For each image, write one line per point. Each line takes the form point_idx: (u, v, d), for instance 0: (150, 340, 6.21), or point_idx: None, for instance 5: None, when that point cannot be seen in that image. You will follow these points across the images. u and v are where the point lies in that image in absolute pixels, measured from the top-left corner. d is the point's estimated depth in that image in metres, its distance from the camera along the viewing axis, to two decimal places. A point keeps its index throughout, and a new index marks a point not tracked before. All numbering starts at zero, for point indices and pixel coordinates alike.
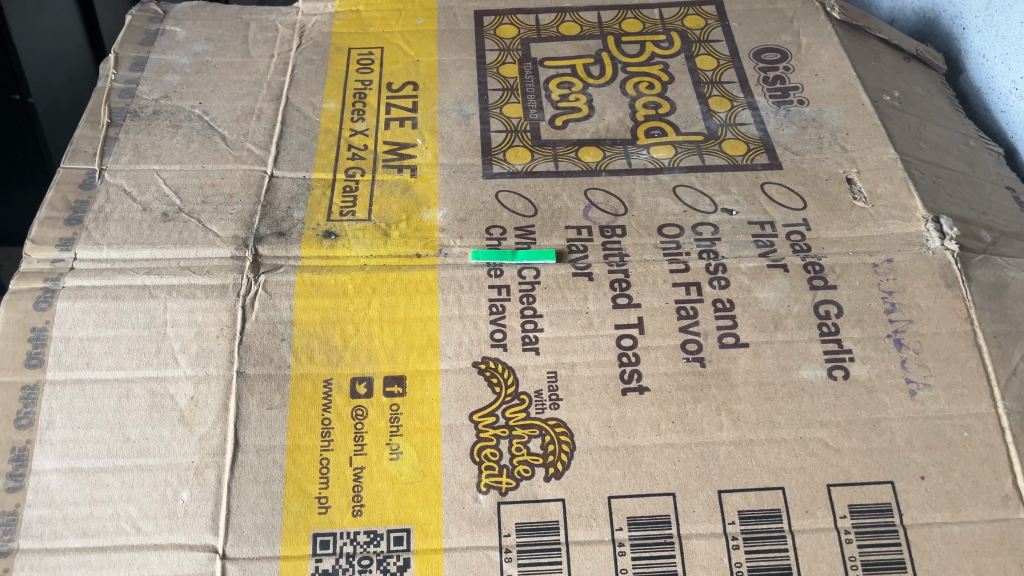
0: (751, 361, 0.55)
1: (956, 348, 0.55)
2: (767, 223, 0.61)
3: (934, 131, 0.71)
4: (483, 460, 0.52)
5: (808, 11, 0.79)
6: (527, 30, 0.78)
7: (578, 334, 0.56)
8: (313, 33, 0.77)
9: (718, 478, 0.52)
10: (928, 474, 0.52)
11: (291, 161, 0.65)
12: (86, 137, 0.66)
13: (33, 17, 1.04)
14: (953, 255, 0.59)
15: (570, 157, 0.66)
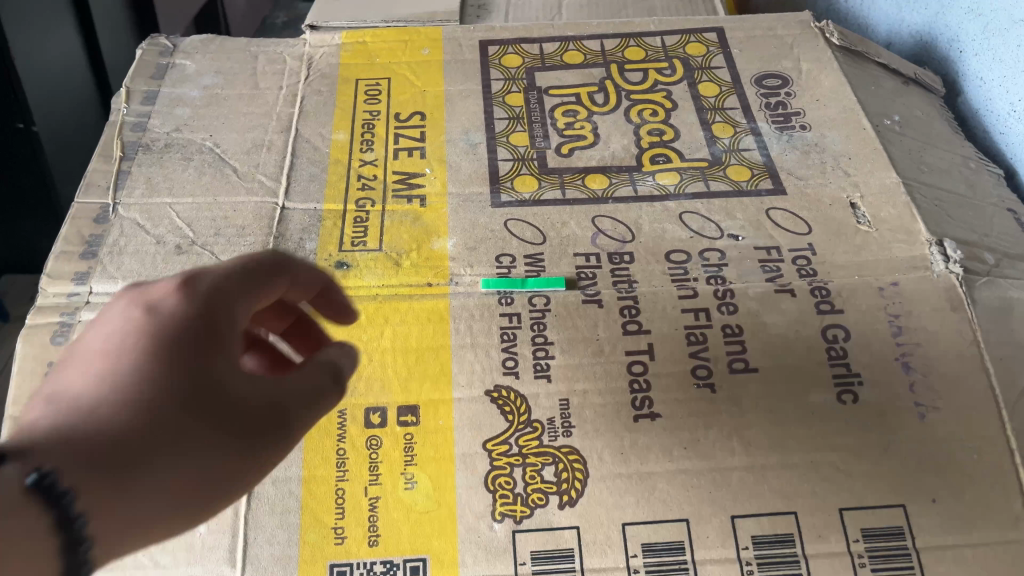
0: (761, 386, 0.56)
1: (964, 370, 0.56)
2: (773, 248, 0.62)
3: (935, 155, 0.72)
4: (498, 489, 0.53)
5: (807, 37, 0.80)
6: (531, 59, 0.79)
7: (589, 360, 0.57)
8: (320, 65, 0.78)
9: (731, 504, 0.52)
10: (939, 497, 0.52)
11: (302, 193, 0.66)
12: (100, 171, 0.67)
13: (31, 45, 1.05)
14: (957, 278, 0.60)
15: (577, 185, 0.67)
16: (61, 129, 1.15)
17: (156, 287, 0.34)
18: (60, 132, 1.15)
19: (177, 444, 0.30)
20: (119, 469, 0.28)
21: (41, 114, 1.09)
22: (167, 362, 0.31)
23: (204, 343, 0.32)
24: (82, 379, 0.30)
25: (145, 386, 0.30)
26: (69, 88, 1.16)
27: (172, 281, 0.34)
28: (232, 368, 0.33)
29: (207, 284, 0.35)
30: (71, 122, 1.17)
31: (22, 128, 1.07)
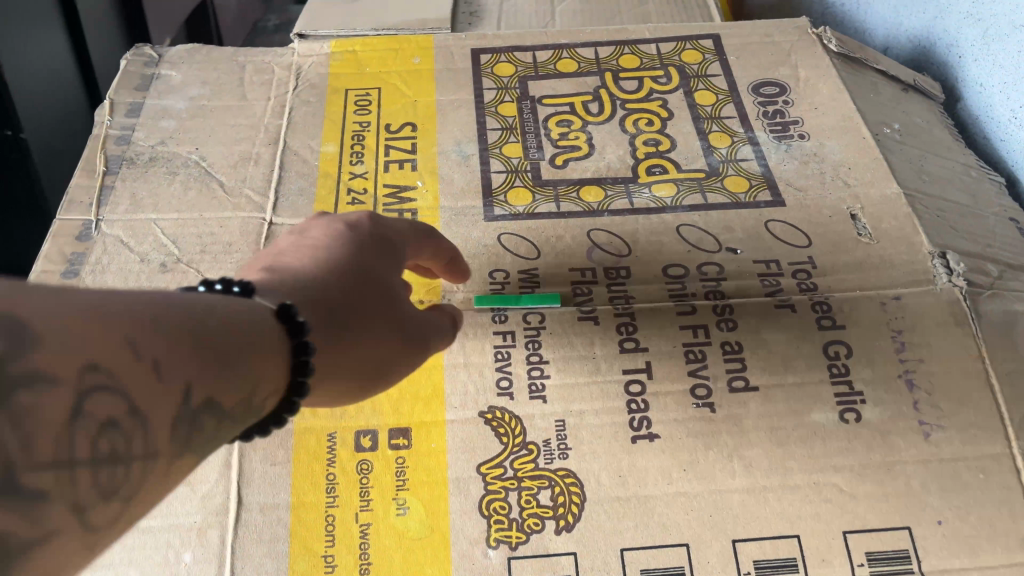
0: (761, 405, 0.55)
1: (969, 387, 0.55)
2: (773, 262, 0.61)
3: (936, 163, 0.71)
4: (493, 514, 0.51)
5: (804, 44, 0.79)
6: (524, 68, 0.77)
7: (585, 380, 0.55)
8: (309, 74, 0.76)
9: (732, 527, 0.51)
10: (945, 519, 0.51)
11: (290, 208, 0.64)
12: (83, 186, 0.66)
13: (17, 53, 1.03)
14: (961, 291, 0.58)
15: (572, 197, 0.66)
16: (49, 139, 1.12)
17: (353, 216, 0.50)
18: (49, 140, 1.13)
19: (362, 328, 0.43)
20: (355, 333, 0.42)
21: (28, 121, 1.07)
22: (361, 263, 0.46)
23: (384, 257, 0.48)
24: (298, 260, 0.44)
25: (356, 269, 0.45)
26: (58, 96, 1.14)
27: (362, 215, 0.50)
28: (400, 279, 0.48)
29: (392, 227, 0.51)
30: (59, 132, 1.15)
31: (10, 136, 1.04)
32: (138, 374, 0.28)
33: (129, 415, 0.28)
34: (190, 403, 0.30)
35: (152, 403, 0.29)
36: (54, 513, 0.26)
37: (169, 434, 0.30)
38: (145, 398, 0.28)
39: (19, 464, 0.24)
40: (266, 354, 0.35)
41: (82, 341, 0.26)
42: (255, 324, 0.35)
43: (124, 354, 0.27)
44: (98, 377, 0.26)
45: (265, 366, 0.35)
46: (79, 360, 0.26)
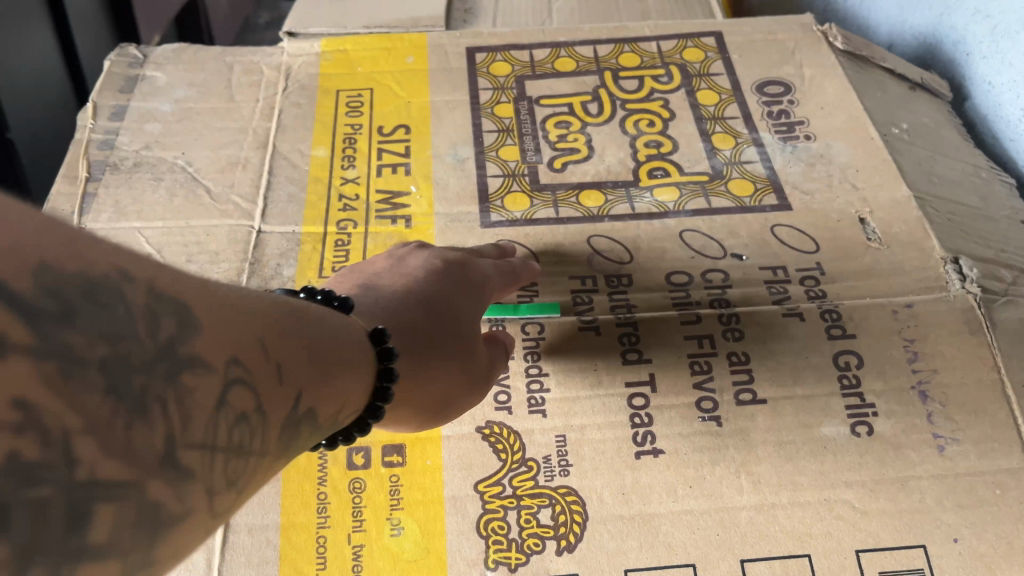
0: (769, 418, 0.52)
1: (984, 399, 0.53)
2: (779, 268, 0.59)
3: (946, 165, 0.69)
4: (491, 534, 0.49)
5: (809, 42, 0.77)
6: (521, 67, 0.75)
7: (586, 393, 0.53)
8: (299, 75, 0.74)
9: (740, 546, 0.49)
10: (961, 537, 0.49)
11: (280, 215, 0.62)
12: (64, 193, 0.63)
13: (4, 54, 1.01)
14: (975, 298, 0.56)
15: (571, 202, 0.64)
16: (36, 139, 1.10)
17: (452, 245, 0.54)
18: (37, 140, 1.11)
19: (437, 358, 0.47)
20: (428, 364, 0.46)
21: (15, 121, 1.05)
22: (468, 292, 0.51)
23: (470, 291, 0.52)
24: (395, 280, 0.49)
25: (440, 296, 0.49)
26: (47, 96, 1.12)
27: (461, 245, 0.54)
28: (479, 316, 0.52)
29: (476, 256, 0.54)
30: (47, 133, 1.13)
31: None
32: (266, 374, 0.30)
33: (258, 414, 0.29)
34: (298, 407, 0.33)
35: (278, 405, 0.31)
36: (198, 495, 0.26)
37: (278, 439, 0.31)
38: (269, 398, 0.30)
39: (178, 437, 0.25)
40: (355, 374, 0.38)
41: (233, 334, 0.29)
42: (352, 346, 0.39)
43: (258, 352, 0.30)
44: (238, 369, 0.28)
45: (353, 393, 0.38)
46: (227, 350, 0.28)
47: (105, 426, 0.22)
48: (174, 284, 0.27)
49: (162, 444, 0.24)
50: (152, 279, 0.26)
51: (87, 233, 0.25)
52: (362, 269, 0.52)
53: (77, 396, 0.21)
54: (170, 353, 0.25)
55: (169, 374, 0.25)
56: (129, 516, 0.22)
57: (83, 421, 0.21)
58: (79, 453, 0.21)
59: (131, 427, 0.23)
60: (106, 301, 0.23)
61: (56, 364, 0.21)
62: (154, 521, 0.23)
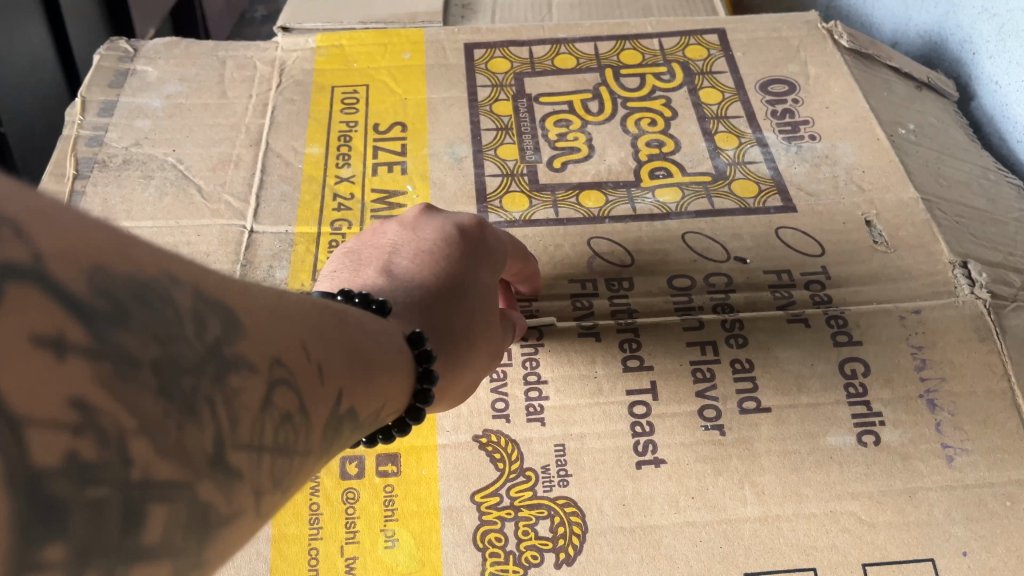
0: (774, 427, 0.51)
1: (994, 408, 0.52)
2: (784, 273, 0.58)
3: (953, 166, 0.68)
4: (488, 546, 0.48)
5: (814, 39, 0.75)
6: (520, 64, 0.74)
7: (586, 401, 0.52)
8: (293, 71, 0.72)
9: (743, 560, 0.48)
10: (970, 550, 0.48)
11: (273, 215, 0.60)
12: (51, 191, 0.62)
13: None
14: (984, 304, 0.55)
15: (571, 203, 0.62)
16: (26, 133, 1.09)
17: (465, 218, 0.52)
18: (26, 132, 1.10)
19: (465, 359, 0.45)
20: (458, 364, 0.45)
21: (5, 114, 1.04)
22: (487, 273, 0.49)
23: (490, 271, 0.49)
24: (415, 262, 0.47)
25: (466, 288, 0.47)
26: (37, 88, 1.11)
27: (473, 219, 0.52)
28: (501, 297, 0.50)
29: (494, 235, 0.52)
30: (37, 126, 1.12)
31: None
32: (308, 376, 0.28)
33: (300, 414, 0.28)
34: (338, 408, 0.31)
35: (320, 407, 0.29)
36: (246, 497, 0.24)
37: (319, 442, 0.30)
38: (310, 400, 0.28)
39: (228, 438, 0.23)
40: (392, 374, 0.37)
41: (278, 337, 0.27)
42: (387, 345, 0.37)
43: (298, 355, 0.28)
44: (282, 370, 0.27)
45: (389, 394, 0.37)
46: (271, 351, 0.26)
47: (158, 426, 0.20)
48: (219, 286, 0.25)
49: (212, 446, 0.22)
50: (195, 280, 0.24)
51: (129, 231, 0.23)
52: (375, 252, 0.48)
53: (130, 397, 0.20)
54: (217, 355, 0.23)
55: (218, 376, 0.23)
56: (181, 518, 0.21)
57: (137, 421, 0.20)
58: (134, 453, 0.20)
59: (182, 428, 0.21)
60: (158, 303, 0.21)
61: (111, 366, 0.20)
62: (204, 524, 0.22)
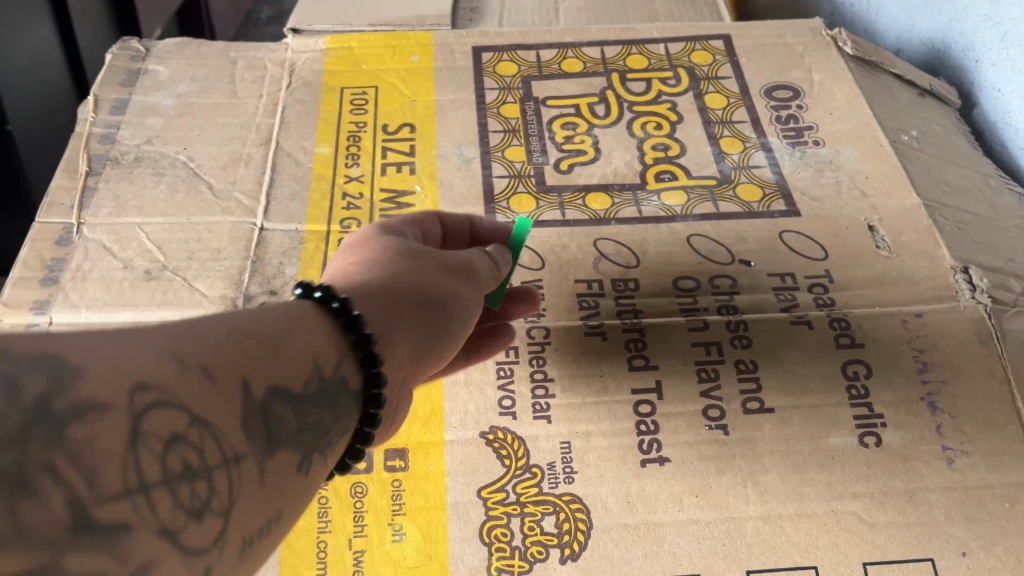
0: (777, 428, 0.52)
1: (994, 411, 0.52)
2: (787, 275, 0.58)
3: (955, 173, 0.68)
4: (494, 541, 0.49)
5: (818, 46, 0.76)
6: (528, 67, 0.74)
7: (592, 399, 0.53)
8: (303, 72, 0.73)
9: (746, 557, 0.48)
10: (969, 550, 0.49)
11: (283, 213, 0.61)
12: (64, 187, 0.62)
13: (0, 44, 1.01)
14: (985, 309, 0.56)
15: (577, 205, 0.63)
16: (35, 132, 1.11)
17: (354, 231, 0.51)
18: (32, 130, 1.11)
19: (420, 316, 0.43)
20: (414, 323, 0.43)
21: (14, 113, 1.05)
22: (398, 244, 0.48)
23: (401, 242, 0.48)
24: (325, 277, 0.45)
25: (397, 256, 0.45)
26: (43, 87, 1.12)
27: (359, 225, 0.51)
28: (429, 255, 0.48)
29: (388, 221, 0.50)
30: (46, 125, 1.14)
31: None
32: (188, 385, 0.27)
33: (192, 426, 0.27)
34: (251, 398, 0.30)
35: (221, 405, 0.29)
36: (148, 541, 0.24)
37: (246, 440, 0.29)
38: (201, 406, 0.28)
39: (87, 498, 0.22)
40: (310, 339, 0.35)
41: (126, 361, 0.26)
42: (289, 313, 0.36)
43: (169, 368, 0.27)
44: (149, 394, 0.26)
45: (319, 353, 0.35)
46: (123, 380, 0.25)
47: None
48: (44, 338, 0.24)
49: (68, 513, 0.22)
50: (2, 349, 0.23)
51: None
52: None
53: None
54: (46, 414, 0.22)
55: (53, 438, 0.22)
56: None
57: None
58: None
59: (19, 507, 0.21)
60: None
61: None
62: None
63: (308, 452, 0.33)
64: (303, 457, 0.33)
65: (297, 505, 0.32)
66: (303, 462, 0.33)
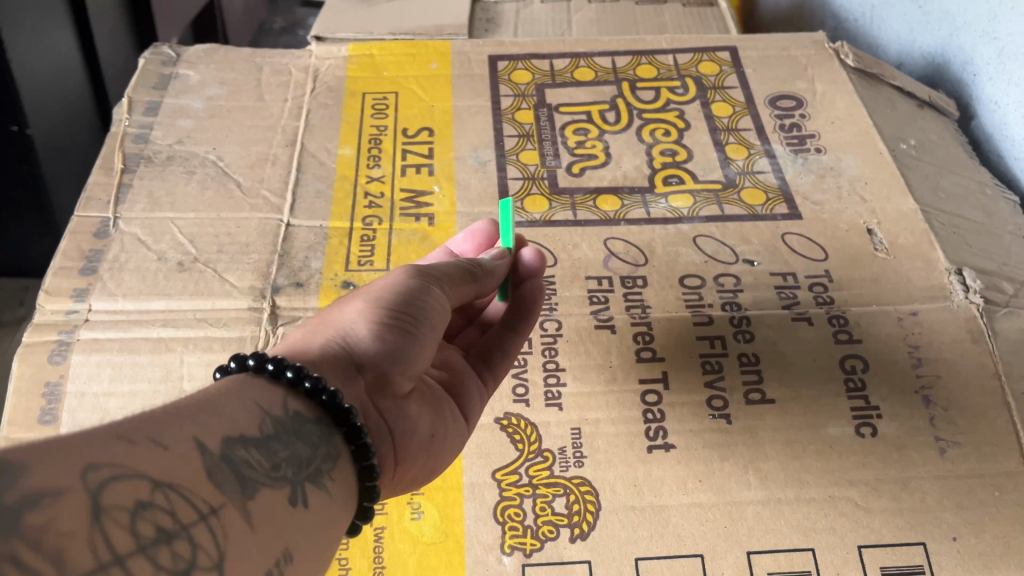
0: (778, 418, 0.54)
1: (985, 404, 0.55)
2: (789, 274, 0.61)
3: (951, 180, 0.71)
4: (507, 520, 0.51)
5: (821, 58, 0.79)
6: (542, 75, 0.77)
7: (601, 388, 0.55)
8: (327, 77, 0.76)
9: (747, 539, 0.51)
10: (959, 536, 0.51)
11: (308, 210, 0.64)
12: (101, 184, 0.66)
13: (25, 49, 1.05)
14: (977, 308, 0.59)
15: (589, 206, 0.66)
16: (56, 135, 1.15)
17: None
18: (53, 133, 1.14)
19: (345, 343, 0.45)
20: (338, 350, 0.45)
21: (36, 118, 1.09)
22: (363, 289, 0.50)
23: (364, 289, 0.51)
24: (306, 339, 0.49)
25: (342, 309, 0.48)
26: (64, 92, 1.16)
27: None
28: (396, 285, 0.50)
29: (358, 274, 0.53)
30: (66, 128, 1.18)
31: (16, 131, 1.08)
32: (143, 456, 0.31)
33: (158, 490, 0.30)
34: (209, 454, 0.34)
35: (180, 469, 0.32)
36: None
37: (217, 491, 0.33)
38: (163, 473, 0.31)
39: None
40: (249, 393, 0.39)
41: (76, 453, 0.29)
42: (230, 390, 0.39)
43: (119, 447, 0.31)
44: (100, 472, 0.29)
45: (262, 400, 0.39)
46: (74, 465, 0.29)
47: None
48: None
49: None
50: None
51: None
52: None
53: None
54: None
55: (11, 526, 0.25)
56: None
57: None
58: None
59: None
60: None
61: None
62: None
63: (293, 484, 0.37)
64: (290, 490, 0.37)
65: (297, 538, 0.36)
66: (291, 495, 0.37)
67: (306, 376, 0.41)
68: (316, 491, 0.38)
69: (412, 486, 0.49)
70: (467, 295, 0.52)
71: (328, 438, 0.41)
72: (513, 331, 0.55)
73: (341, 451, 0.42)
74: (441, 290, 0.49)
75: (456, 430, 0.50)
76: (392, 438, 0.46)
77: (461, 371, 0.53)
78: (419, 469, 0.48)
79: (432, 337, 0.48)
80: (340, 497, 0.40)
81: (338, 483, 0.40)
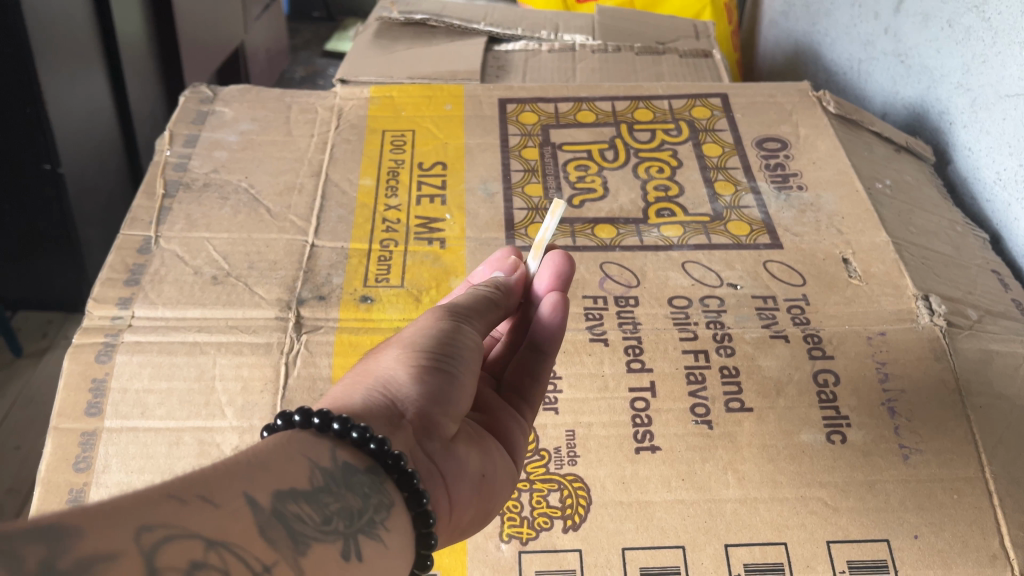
0: (755, 425, 0.59)
1: (945, 417, 0.59)
2: (769, 297, 0.67)
3: (923, 217, 0.77)
4: (506, 512, 0.56)
5: (805, 105, 0.86)
6: (547, 117, 0.84)
7: (594, 395, 0.61)
8: (349, 116, 0.84)
9: (725, 533, 0.55)
10: (921, 534, 0.55)
11: (331, 233, 0.70)
12: (143, 207, 0.72)
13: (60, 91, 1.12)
14: (941, 329, 0.64)
15: (586, 234, 0.72)
16: (86, 175, 1.22)
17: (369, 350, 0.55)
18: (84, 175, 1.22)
19: (386, 391, 0.47)
20: (381, 400, 0.46)
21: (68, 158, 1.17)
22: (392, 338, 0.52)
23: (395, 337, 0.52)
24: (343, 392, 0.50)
25: (380, 360, 0.49)
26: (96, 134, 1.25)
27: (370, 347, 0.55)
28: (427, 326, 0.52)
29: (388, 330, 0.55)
30: (94, 167, 1.25)
31: (48, 170, 1.14)
32: (192, 515, 0.33)
33: (211, 551, 0.32)
34: (257, 507, 0.36)
35: (236, 533, 0.34)
36: None
37: (270, 550, 0.34)
38: (214, 531, 0.33)
39: None
40: (296, 447, 0.41)
41: (129, 513, 0.31)
42: (279, 448, 0.40)
43: (167, 506, 0.32)
44: (153, 532, 0.31)
45: (310, 454, 0.41)
46: (126, 526, 0.30)
47: None
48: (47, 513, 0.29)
49: None
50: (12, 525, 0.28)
51: None
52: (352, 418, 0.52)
53: None
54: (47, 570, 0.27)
55: None
56: None
57: None
58: None
59: None
60: None
61: None
62: None
63: (346, 537, 0.38)
64: (343, 545, 0.38)
65: None
66: (344, 550, 0.38)
67: (353, 426, 0.42)
68: (371, 541, 0.39)
69: (465, 530, 0.50)
70: (491, 324, 0.55)
71: (380, 487, 0.42)
72: (540, 354, 0.59)
73: (394, 499, 0.42)
74: (469, 329, 0.51)
75: (504, 464, 0.52)
76: (443, 481, 0.47)
77: (498, 408, 0.56)
78: (472, 511, 0.49)
79: (467, 377, 0.49)
80: (391, 542, 0.41)
81: (393, 533, 0.41)
